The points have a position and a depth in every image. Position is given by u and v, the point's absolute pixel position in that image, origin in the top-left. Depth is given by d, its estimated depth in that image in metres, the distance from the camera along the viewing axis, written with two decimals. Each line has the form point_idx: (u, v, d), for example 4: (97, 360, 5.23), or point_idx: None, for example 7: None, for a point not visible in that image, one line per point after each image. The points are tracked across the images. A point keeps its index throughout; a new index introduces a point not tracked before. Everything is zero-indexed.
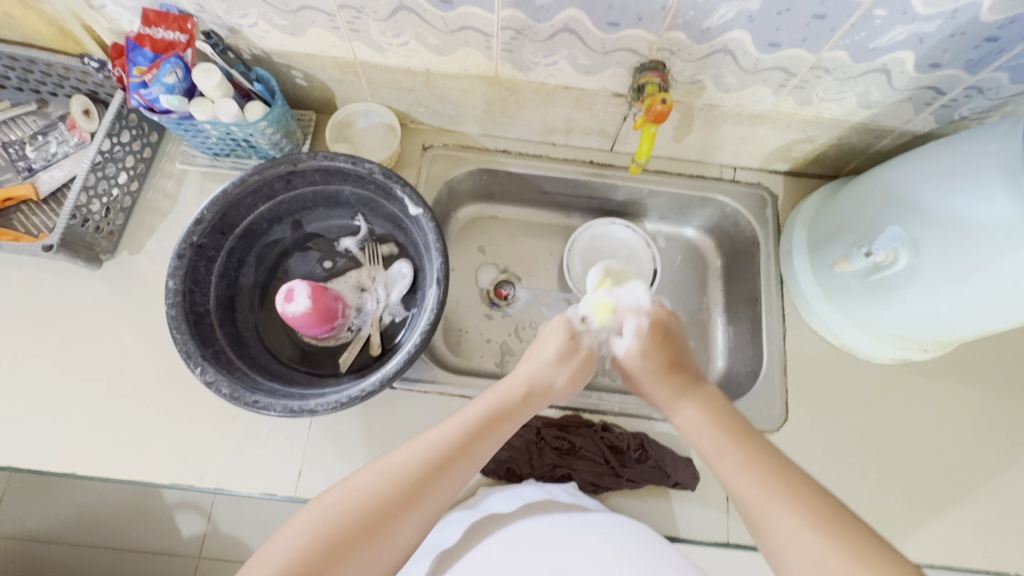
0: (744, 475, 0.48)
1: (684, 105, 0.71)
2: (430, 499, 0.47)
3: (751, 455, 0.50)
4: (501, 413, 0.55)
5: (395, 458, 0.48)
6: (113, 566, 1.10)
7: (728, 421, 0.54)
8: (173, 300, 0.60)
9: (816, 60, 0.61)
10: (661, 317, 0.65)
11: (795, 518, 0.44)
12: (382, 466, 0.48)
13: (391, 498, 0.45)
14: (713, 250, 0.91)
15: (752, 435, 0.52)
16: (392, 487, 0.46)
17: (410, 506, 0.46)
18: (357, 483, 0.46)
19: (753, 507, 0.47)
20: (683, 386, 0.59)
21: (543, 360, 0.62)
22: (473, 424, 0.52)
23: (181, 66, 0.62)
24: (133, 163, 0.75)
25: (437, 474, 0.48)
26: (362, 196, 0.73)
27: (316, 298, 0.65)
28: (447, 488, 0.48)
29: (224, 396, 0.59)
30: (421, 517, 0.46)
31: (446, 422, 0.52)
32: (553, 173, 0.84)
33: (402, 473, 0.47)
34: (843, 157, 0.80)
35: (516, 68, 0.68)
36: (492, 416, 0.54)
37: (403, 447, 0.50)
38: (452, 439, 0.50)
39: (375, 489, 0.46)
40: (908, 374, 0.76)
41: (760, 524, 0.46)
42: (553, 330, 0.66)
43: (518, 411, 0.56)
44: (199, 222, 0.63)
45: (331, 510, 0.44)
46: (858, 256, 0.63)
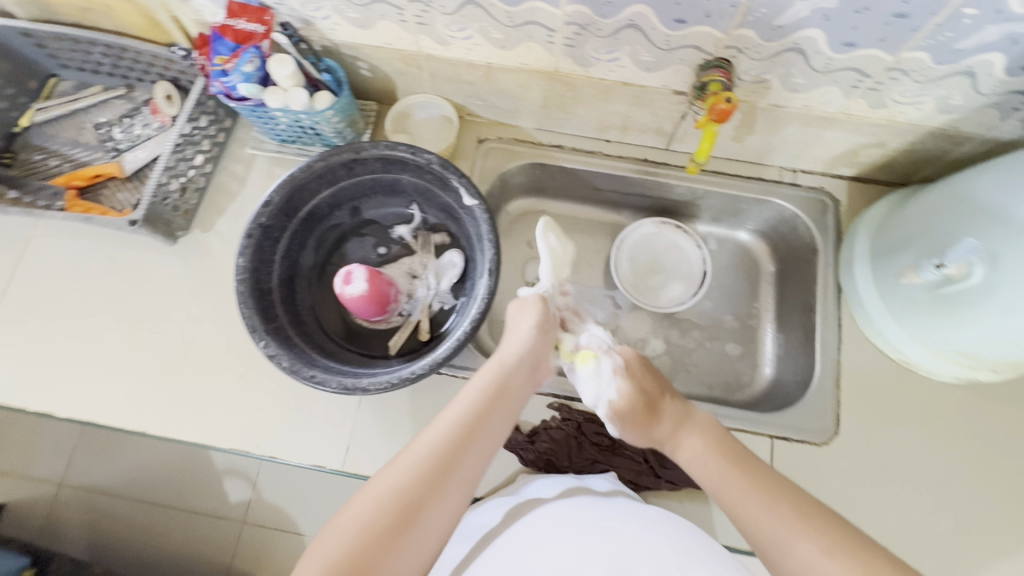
0: (757, 502, 0.51)
1: (747, 104, 0.70)
2: (454, 478, 0.50)
3: (759, 481, 0.53)
4: (501, 392, 0.59)
5: (406, 456, 0.51)
6: (167, 523, 1.18)
7: (729, 450, 0.58)
8: (241, 277, 0.65)
9: (893, 61, 0.58)
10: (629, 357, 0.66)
11: (814, 544, 0.46)
12: (400, 460, 0.51)
13: (417, 490, 0.48)
14: (766, 254, 0.88)
15: (754, 464, 0.55)
16: (417, 478, 0.49)
17: (436, 493, 0.49)
18: (380, 482, 0.49)
19: (772, 537, 0.49)
20: (679, 417, 0.62)
21: (526, 338, 0.64)
22: (474, 405, 0.56)
23: (258, 56, 0.67)
24: (208, 146, 0.80)
25: (454, 459, 0.51)
26: (418, 186, 0.75)
27: (372, 282, 0.67)
28: (468, 470, 0.51)
29: (283, 368, 0.62)
30: (452, 498, 0.49)
31: (449, 411, 0.55)
32: (606, 170, 0.84)
33: (421, 461, 0.50)
34: (915, 163, 0.76)
35: (577, 64, 0.68)
36: (492, 395, 0.58)
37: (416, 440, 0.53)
38: (461, 422, 0.54)
39: (395, 488, 0.48)
40: (974, 396, 0.72)
41: (779, 554, 0.48)
42: (524, 313, 0.67)
43: (515, 388, 0.60)
44: (267, 204, 0.68)
45: (360, 514, 0.46)
46: (928, 268, 0.61)
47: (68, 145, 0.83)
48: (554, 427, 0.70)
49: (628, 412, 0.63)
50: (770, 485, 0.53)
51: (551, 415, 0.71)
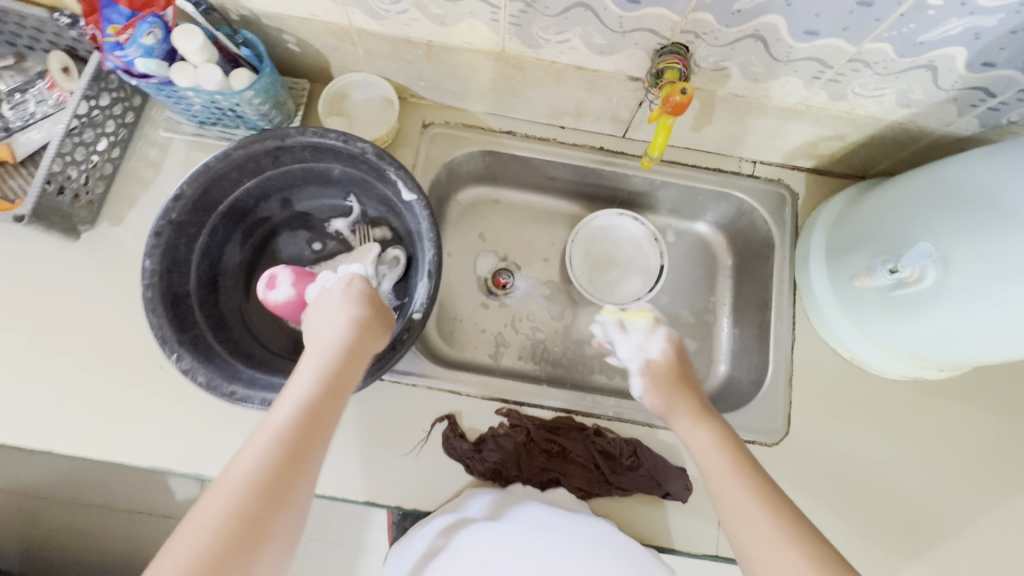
0: (750, 503, 0.46)
1: (705, 93, 0.65)
2: (291, 494, 0.39)
3: (756, 485, 0.48)
4: (334, 376, 0.47)
5: (219, 494, 0.37)
6: (107, 523, 1.11)
7: (737, 450, 0.52)
8: (149, 281, 0.58)
9: (855, 52, 0.55)
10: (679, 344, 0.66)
11: (800, 556, 0.41)
12: (217, 490, 0.37)
13: (240, 527, 0.36)
14: (724, 248, 0.86)
15: (757, 468, 0.50)
16: (247, 497, 0.37)
17: (263, 523, 0.37)
18: (200, 519, 0.36)
19: (754, 539, 0.44)
20: (702, 407, 0.58)
21: (339, 316, 0.53)
22: (310, 398, 0.45)
23: (160, 26, 0.58)
24: (113, 129, 0.71)
25: (282, 474, 0.39)
26: (353, 177, 0.68)
27: (300, 285, 0.60)
28: (303, 480, 0.40)
29: (200, 385, 0.57)
30: (294, 515, 0.39)
31: (276, 411, 0.44)
32: (561, 159, 0.79)
33: (250, 482, 0.38)
34: (873, 157, 0.74)
35: (525, 44, 0.62)
36: (326, 377, 0.47)
37: (235, 460, 0.40)
38: (295, 419, 0.43)
39: (206, 537, 0.35)
40: (920, 393, 0.73)
41: (759, 560, 0.43)
42: (343, 294, 0.55)
43: (356, 369, 0.50)
44: (178, 198, 0.60)
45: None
46: (881, 271, 0.60)
47: None
48: (502, 434, 0.67)
49: (663, 373, 0.61)
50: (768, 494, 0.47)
51: (499, 421, 0.68)
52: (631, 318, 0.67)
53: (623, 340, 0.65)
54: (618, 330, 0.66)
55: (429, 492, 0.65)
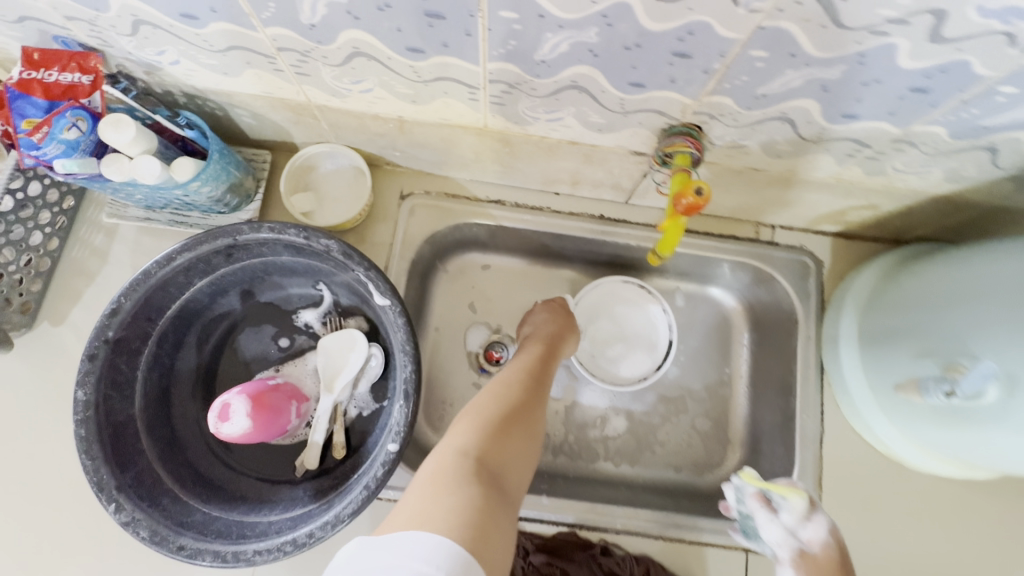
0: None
1: (720, 167, 0.57)
2: (525, 429, 0.50)
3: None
4: (558, 349, 0.63)
5: (466, 418, 0.49)
6: None
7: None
8: (82, 416, 0.50)
9: (901, 135, 0.46)
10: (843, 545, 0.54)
11: None
12: (451, 446, 0.46)
13: (494, 445, 0.46)
14: (742, 322, 0.76)
15: None
16: (474, 453, 0.45)
17: (508, 444, 0.48)
18: (440, 464, 0.44)
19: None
20: (834, 565, 0.53)
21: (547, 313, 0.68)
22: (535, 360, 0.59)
23: (84, 117, 0.50)
24: (49, 219, 0.63)
25: (519, 414, 0.51)
26: (320, 269, 0.60)
27: (258, 414, 0.53)
28: (529, 425, 0.51)
29: (143, 539, 0.49)
30: (525, 444, 0.50)
31: (485, 396, 0.53)
32: (557, 229, 0.70)
33: (472, 444, 0.46)
34: (909, 224, 0.65)
35: (511, 121, 0.53)
36: (546, 359, 0.60)
37: (453, 430, 0.48)
38: (507, 402, 0.52)
39: (472, 438, 0.46)
40: (967, 489, 0.65)
41: None
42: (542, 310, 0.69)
43: (565, 346, 0.65)
44: (114, 313, 0.52)
45: (448, 460, 0.44)
46: (935, 392, 0.50)
47: None
48: None
49: (823, 569, 0.52)
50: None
51: None
52: (780, 495, 0.56)
53: (773, 523, 0.56)
54: (762, 503, 0.57)
55: None
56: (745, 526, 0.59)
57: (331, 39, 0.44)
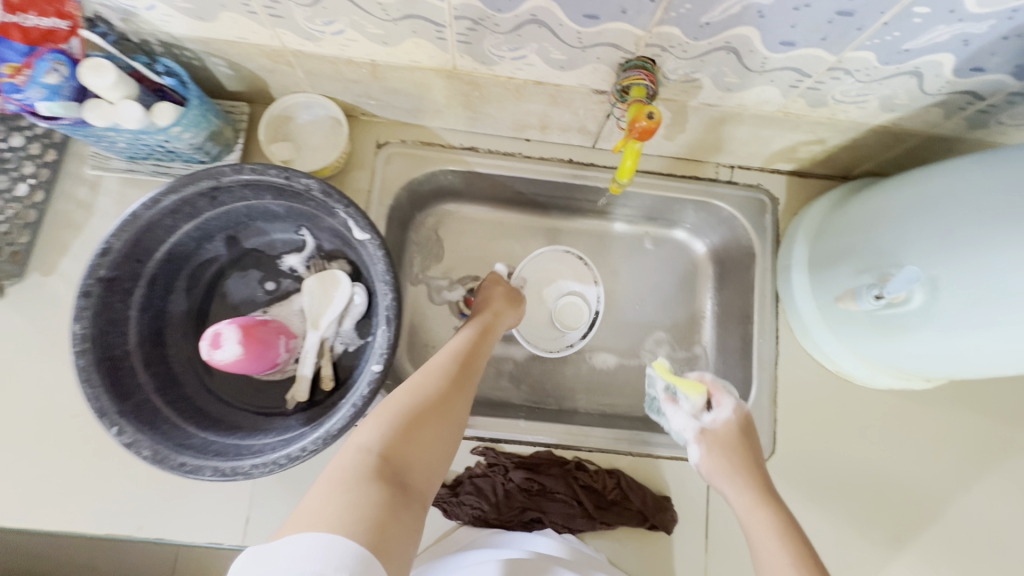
0: (764, 520, 0.50)
1: (677, 103, 0.61)
2: (442, 423, 0.51)
3: (768, 500, 0.52)
4: (485, 341, 0.63)
5: (379, 413, 0.50)
6: None
7: (751, 459, 0.57)
8: (80, 348, 0.53)
9: (836, 61, 0.50)
10: (746, 423, 0.61)
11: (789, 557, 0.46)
12: (357, 441, 0.46)
13: (401, 442, 0.47)
14: (706, 256, 0.82)
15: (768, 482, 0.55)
16: (381, 448, 0.46)
17: (420, 439, 0.48)
18: (344, 461, 0.45)
19: (764, 555, 0.47)
20: (733, 442, 0.58)
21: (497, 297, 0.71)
22: (459, 354, 0.59)
23: (64, 61, 0.52)
24: (33, 171, 0.65)
25: (435, 405, 0.51)
26: (302, 211, 0.63)
27: (248, 342, 0.57)
28: (446, 416, 0.52)
29: (145, 458, 0.52)
30: (440, 437, 0.50)
31: (403, 386, 0.53)
32: (528, 174, 0.74)
33: (381, 439, 0.46)
34: (856, 159, 0.70)
35: (478, 61, 0.56)
36: (478, 343, 0.62)
37: (363, 423, 0.49)
38: (422, 393, 0.52)
39: (379, 435, 0.47)
40: (908, 402, 0.71)
41: None
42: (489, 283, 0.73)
43: (494, 333, 0.65)
44: (105, 252, 0.55)
45: (349, 459, 0.45)
46: (866, 297, 0.55)
47: None
48: (480, 475, 0.65)
49: (722, 441, 0.58)
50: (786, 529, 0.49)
51: (476, 461, 0.65)
52: (684, 386, 0.62)
53: (680, 412, 0.62)
54: (670, 399, 0.63)
55: None
56: (661, 414, 0.66)
57: None
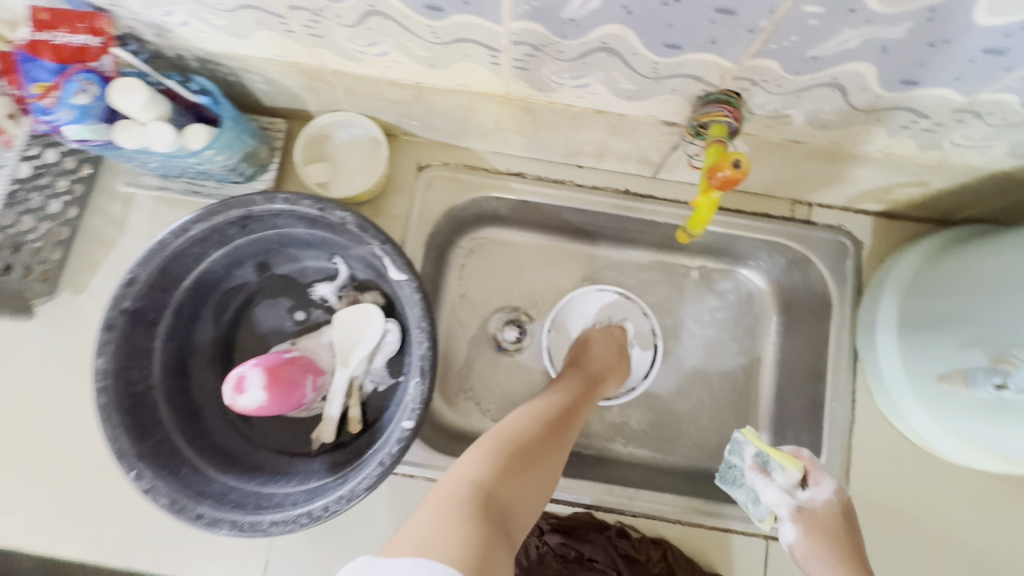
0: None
1: (758, 139, 0.53)
2: (544, 470, 0.48)
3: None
4: (586, 392, 0.60)
5: (485, 444, 0.48)
6: None
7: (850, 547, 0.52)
8: (101, 385, 0.50)
9: (966, 103, 0.42)
10: (847, 507, 0.54)
11: None
12: (463, 469, 0.45)
13: (508, 478, 0.45)
14: (770, 302, 0.73)
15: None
16: (488, 481, 0.44)
17: (525, 478, 0.46)
18: (452, 487, 0.43)
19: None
20: (838, 535, 0.53)
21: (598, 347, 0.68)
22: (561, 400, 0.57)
23: (94, 80, 0.49)
24: (66, 186, 0.62)
25: (539, 449, 0.49)
26: (336, 241, 0.59)
27: (274, 387, 0.53)
28: (547, 463, 0.49)
29: (164, 506, 0.49)
30: (542, 485, 0.47)
31: (510, 421, 0.51)
32: (579, 205, 0.68)
33: (488, 471, 0.44)
34: (961, 204, 0.60)
35: (534, 88, 0.50)
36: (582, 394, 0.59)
37: (470, 451, 0.47)
38: (527, 434, 0.50)
39: (489, 467, 0.45)
40: (1006, 485, 0.62)
41: None
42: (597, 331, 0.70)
43: (598, 391, 0.62)
44: (130, 283, 0.52)
45: (459, 485, 0.43)
46: (983, 383, 0.48)
47: None
48: None
49: (823, 524, 0.53)
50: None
51: None
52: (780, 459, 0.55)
53: (773, 488, 0.56)
54: (756, 470, 0.57)
55: None
56: (736, 488, 0.59)
57: None
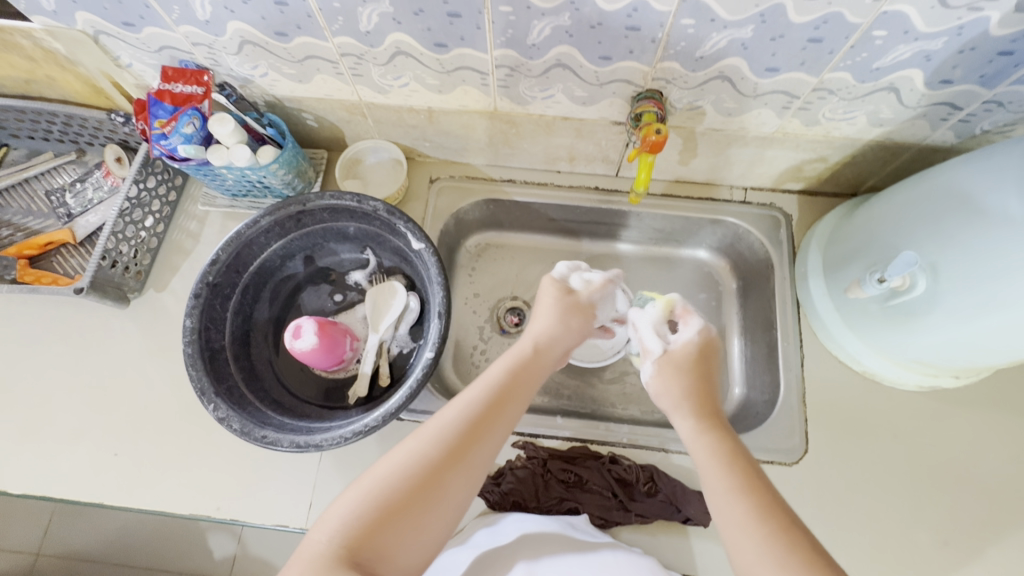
0: (738, 500, 0.48)
1: (686, 130, 0.70)
2: (436, 508, 0.47)
3: (747, 481, 0.50)
4: (518, 379, 0.58)
5: (366, 483, 0.47)
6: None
7: (727, 440, 0.54)
8: (189, 338, 0.64)
9: (818, 82, 0.59)
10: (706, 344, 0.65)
11: (778, 554, 0.43)
12: (333, 515, 0.45)
13: (375, 530, 0.44)
14: (727, 271, 0.88)
15: (755, 470, 0.51)
16: (351, 536, 0.44)
17: (406, 523, 0.45)
18: (318, 542, 0.44)
19: (741, 541, 0.46)
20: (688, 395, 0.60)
21: (550, 317, 0.65)
22: (473, 408, 0.53)
23: (198, 116, 0.67)
24: (159, 207, 0.80)
25: (427, 482, 0.47)
26: (368, 232, 0.75)
27: (322, 334, 0.66)
28: (439, 492, 0.47)
29: (235, 431, 0.61)
30: (437, 521, 0.47)
31: (406, 445, 0.50)
32: (560, 201, 0.84)
33: (351, 522, 0.45)
34: (860, 175, 0.77)
35: (515, 102, 0.69)
36: (510, 384, 0.57)
37: (351, 487, 0.48)
38: (419, 464, 0.48)
39: (351, 521, 0.45)
40: (941, 402, 0.72)
41: (745, 562, 0.45)
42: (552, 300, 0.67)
43: (535, 363, 0.61)
44: (214, 262, 0.67)
45: (321, 545, 0.44)
46: (871, 282, 0.61)
47: (20, 214, 0.83)
48: (520, 466, 0.69)
49: (679, 362, 0.63)
50: (757, 497, 0.48)
51: (516, 454, 0.70)
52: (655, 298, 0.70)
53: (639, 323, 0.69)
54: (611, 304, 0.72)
55: None
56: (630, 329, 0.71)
57: (381, 42, 0.61)
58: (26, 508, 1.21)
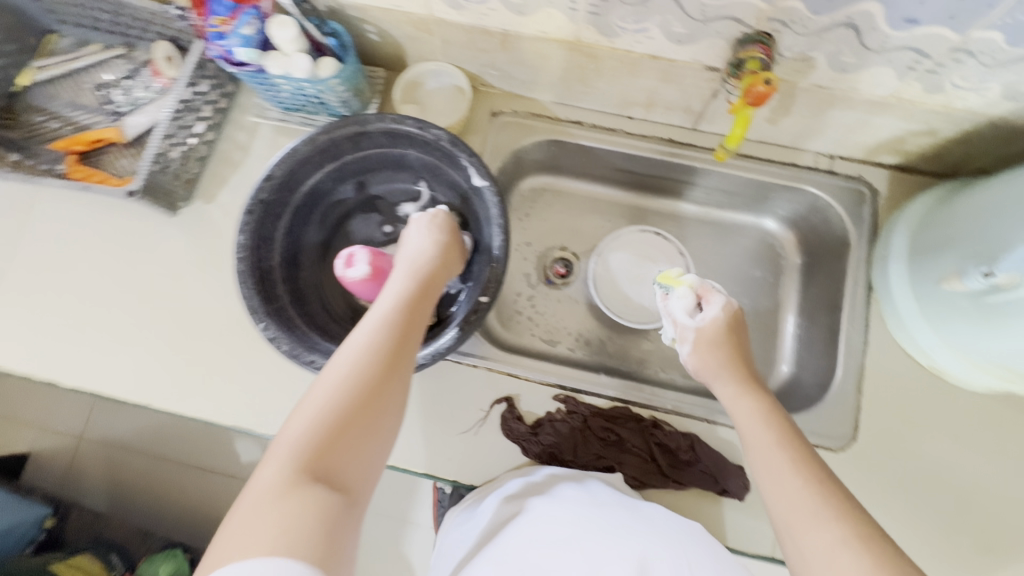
0: (797, 477, 0.47)
1: (786, 84, 0.63)
2: (380, 420, 0.45)
3: (803, 462, 0.48)
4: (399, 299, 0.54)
5: (308, 412, 0.43)
6: (145, 467, 1.23)
7: (783, 422, 0.53)
8: (242, 255, 0.62)
9: (960, 41, 0.51)
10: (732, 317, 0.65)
11: (833, 523, 0.42)
12: (279, 447, 0.41)
13: (331, 445, 0.41)
14: (793, 245, 0.83)
15: (806, 444, 0.51)
16: (303, 454, 0.40)
17: (355, 435, 0.43)
18: (266, 478, 0.39)
19: (795, 514, 0.45)
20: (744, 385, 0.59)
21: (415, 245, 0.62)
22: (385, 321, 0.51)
23: (258, 17, 0.62)
24: (209, 113, 0.76)
25: (370, 393, 0.45)
26: (427, 162, 0.71)
27: (374, 263, 0.65)
28: (383, 401, 0.45)
29: (284, 352, 0.61)
30: (381, 438, 0.44)
31: (332, 371, 0.46)
32: (626, 149, 0.78)
33: (302, 441, 0.41)
34: (967, 155, 0.69)
35: (602, 33, 0.62)
36: (410, 301, 0.54)
37: (289, 421, 0.43)
38: (366, 378, 0.45)
39: (301, 443, 0.41)
40: (1005, 407, 0.68)
41: (800, 530, 0.44)
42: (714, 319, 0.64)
43: (431, 288, 0.57)
44: (268, 178, 0.64)
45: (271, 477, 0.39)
46: (974, 275, 0.56)
47: (68, 107, 0.81)
48: (559, 420, 0.68)
49: (709, 338, 0.63)
50: (816, 473, 0.47)
51: (556, 407, 0.70)
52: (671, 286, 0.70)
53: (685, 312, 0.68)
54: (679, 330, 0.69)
55: (483, 467, 0.67)
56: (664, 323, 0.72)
57: None
58: (70, 394, 1.28)
